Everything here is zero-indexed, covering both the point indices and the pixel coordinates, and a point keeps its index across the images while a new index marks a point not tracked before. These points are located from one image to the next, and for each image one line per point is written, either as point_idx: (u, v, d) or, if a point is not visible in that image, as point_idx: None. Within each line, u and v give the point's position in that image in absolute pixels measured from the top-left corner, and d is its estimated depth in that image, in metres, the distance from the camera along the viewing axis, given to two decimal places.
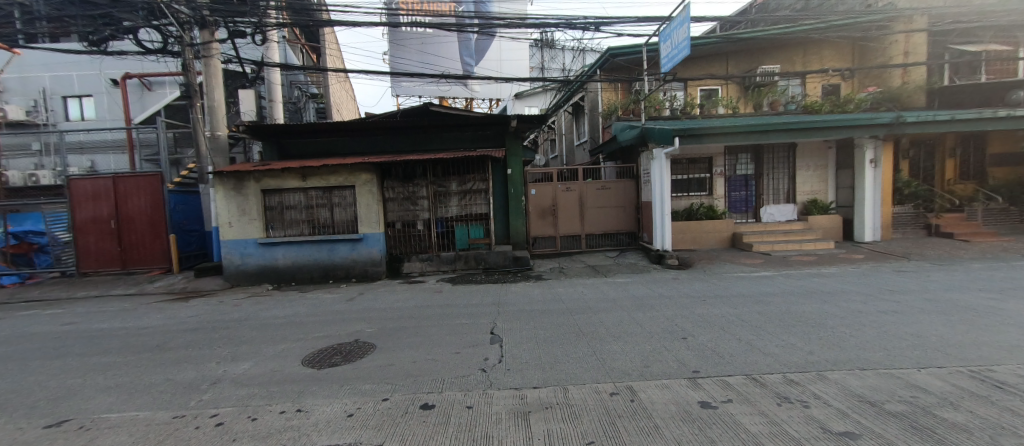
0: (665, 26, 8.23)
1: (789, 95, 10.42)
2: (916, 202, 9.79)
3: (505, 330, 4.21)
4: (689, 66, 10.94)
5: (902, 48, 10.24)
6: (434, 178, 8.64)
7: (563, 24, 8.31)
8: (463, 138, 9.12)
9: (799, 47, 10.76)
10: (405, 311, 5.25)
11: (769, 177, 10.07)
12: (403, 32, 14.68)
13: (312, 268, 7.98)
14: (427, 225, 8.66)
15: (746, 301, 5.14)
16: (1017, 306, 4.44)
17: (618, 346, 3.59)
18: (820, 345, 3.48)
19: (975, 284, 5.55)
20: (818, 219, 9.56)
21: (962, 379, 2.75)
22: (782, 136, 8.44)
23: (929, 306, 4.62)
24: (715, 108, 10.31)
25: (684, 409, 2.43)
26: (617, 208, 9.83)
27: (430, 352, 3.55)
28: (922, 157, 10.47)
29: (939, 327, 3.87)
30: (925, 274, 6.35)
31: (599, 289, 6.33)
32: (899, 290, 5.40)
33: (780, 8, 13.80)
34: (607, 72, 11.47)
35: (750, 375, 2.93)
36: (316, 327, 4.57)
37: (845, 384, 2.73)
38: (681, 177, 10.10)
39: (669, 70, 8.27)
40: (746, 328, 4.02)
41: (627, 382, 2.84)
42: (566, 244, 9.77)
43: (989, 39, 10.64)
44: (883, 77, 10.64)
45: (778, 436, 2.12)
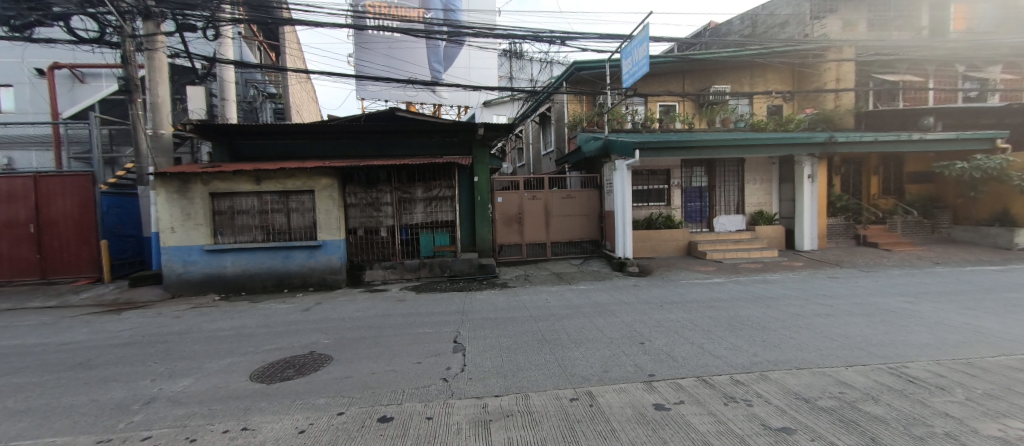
0: (626, 44, 8.65)
1: (739, 113, 11.20)
2: (847, 214, 10.80)
3: (469, 339, 4.18)
4: (650, 83, 11.51)
5: (834, 75, 11.32)
6: (399, 184, 8.48)
7: (530, 37, 8.51)
8: (430, 144, 9.05)
9: (747, 69, 11.61)
10: (365, 320, 5.09)
11: (721, 189, 10.73)
12: (369, 35, 14.43)
13: (265, 276, 7.55)
14: (391, 232, 8.46)
15: (699, 307, 5.42)
16: (927, 308, 5.00)
17: (580, 353, 3.67)
18: (763, 347, 3.73)
19: (894, 289, 6.19)
20: (764, 229, 10.28)
21: (882, 375, 3.05)
22: (733, 151, 9.04)
23: (856, 309, 5.10)
24: (673, 123, 10.91)
25: (640, 411, 2.53)
26: (582, 216, 10.08)
27: (390, 362, 3.46)
28: (851, 174, 11.61)
29: (864, 328, 4.28)
30: (854, 280, 7.01)
31: (562, 295, 6.45)
32: (832, 295, 5.90)
33: (730, 33, 14.88)
34: (572, 85, 11.83)
35: (701, 377, 3.09)
36: (267, 340, 4.32)
37: (784, 382, 2.94)
38: (641, 187, 10.55)
39: (630, 85, 8.67)
40: (699, 333, 4.24)
41: (587, 387, 2.92)
42: (531, 252, 9.88)
43: (906, 70, 11.98)
44: (819, 100, 11.69)
45: (725, 435, 2.24)
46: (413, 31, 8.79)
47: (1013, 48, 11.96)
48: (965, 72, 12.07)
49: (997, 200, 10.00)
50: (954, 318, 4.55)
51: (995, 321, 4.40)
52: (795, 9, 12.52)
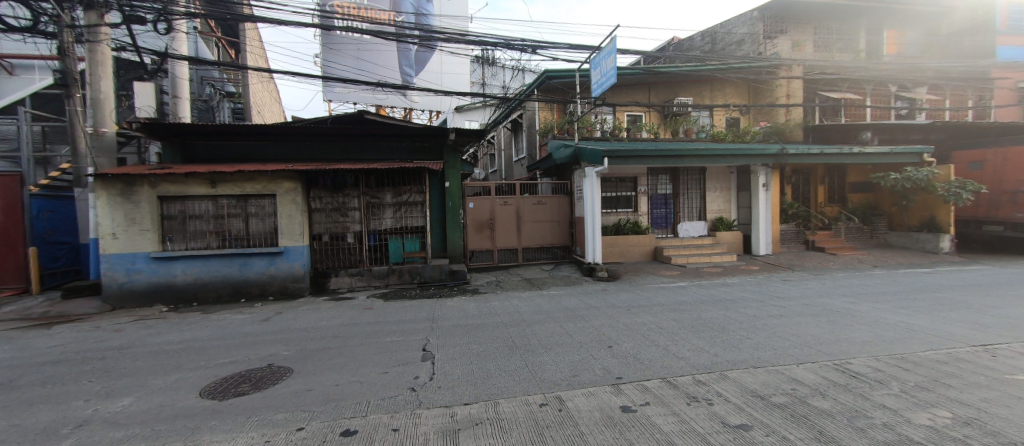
0: (595, 55, 8.90)
1: (700, 125, 11.78)
2: (798, 221, 11.56)
3: (438, 346, 4.11)
4: (618, 93, 11.89)
5: (785, 90, 12.12)
6: (367, 189, 8.26)
7: (501, 44, 8.58)
8: (400, 148, 8.90)
9: (707, 82, 12.24)
10: (329, 330, 4.90)
11: (685, 196, 11.20)
12: (337, 36, 14.06)
13: (220, 285, 7.11)
14: (358, 238, 8.22)
15: (664, 310, 5.59)
16: (867, 307, 5.41)
17: (550, 358, 3.69)
18: (724, 347, 3.90)
19: (839, 290, 6.65)
20: (724, 235, 10.79)
21: (828, 371, 3.26)
22: (696, 160, 9.46)
23: (806, 310, 5.43)
24: (640, 133, 11.31)
25: (608, 414, 2.57)
26: (553, 222, 10.19)
27: (355, 373, 3.34)
28: (801, 183, 12.46)
29: (813, 327, 4.57)
30: (804, 282, 7.48)
31: (533, 301, 6.47)
32: (785, 297, 6.27)
33: (691, 48, 15.66)
34: (544, 93, 12.02)
35: (666, 378, 3.19)
36: (221, 353, 4.06)
37: (742, 381, 3.09)
38: (610, 194, 10.82)
39: (598, 95, 8.91)
40: (664, 335, 4.38)
41: (556, 392, 2.94)
42: (503, 257, 9.87)
43: (847, 88, 13.02)
44: (771, 114, 12.48)
45: (688, 434, 2.32)
46: (383, 33, 8.64)
47: (936, 71, 13.30)
48: (897, 91, 13.30)
49: (926, 209, 11.02)
50: (890, 316, 4.95)
51: (924, 318, 4.84)
52: (750, 29, 13.37)
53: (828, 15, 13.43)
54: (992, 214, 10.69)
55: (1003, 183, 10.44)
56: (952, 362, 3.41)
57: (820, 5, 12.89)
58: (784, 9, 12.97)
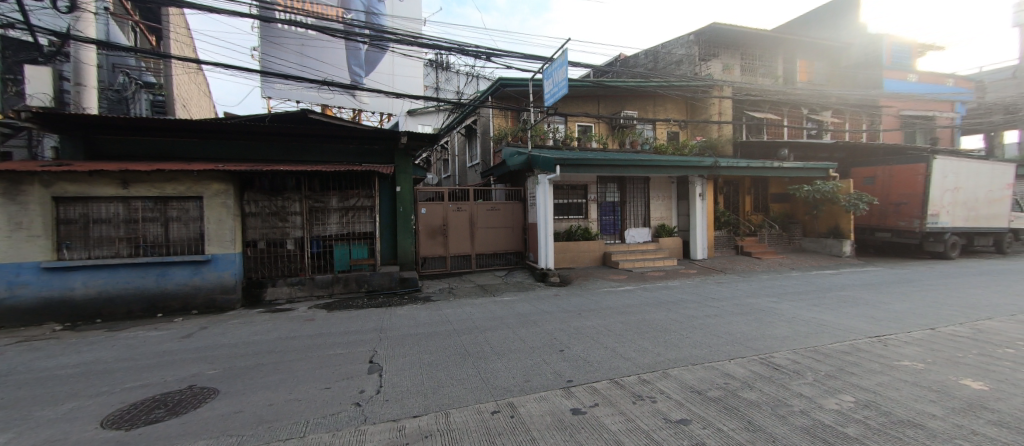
0: (547, 65, 9.14)
1: (644, 137, 12.48)
2: (729, 228, 12.62)
3: (386, 357, 3.93)
4: (569, 103, 12.29)
5: (717, 109, 13.23)
6: (309, 193, 7.78)
7: (455, 49, 8.53)
8: (348, 150, 8.47)
9: (651, 98, 13.03)
10: (263, 345, 4.50)
11: (631, 204, 11.78)
12: (279, 29, 13.19)
13: (131, 299, 6.29)
14: (299, 245, 7.69)
15: (613, 313, 5.82)
16: (787, 306, 6.02)
17: (502, 364, 3.68)
18: (665, 347, 4.12)
19: (764, 291, 7.33)
20: (666, 241, 11.48)
21: (755, 365, 3.57)
22: (640, 171, 10.04)
23: (737, 309, 5.92)
24: (590, 142, 11.77)
25: (559, 418, 2.61)
26: (506, 228, 10.23)
27: (292, 391, 3.09)
28: (731, 193, 13.64)
29: (743, 325, 4.97)
30: (735, 284, 8.16)
31: (486, 307, 6.45)
32: (718, 298, 6.79)
33: (636, 65, 16.63)
34: (498, 100, 12.11)
35: (614, 379, 3.29)
36: (130, 376, 3.57)
37: (682, 378, 3.27)
38: (562, 201, 11.11)
39: (550, 104, 9.15)
40: (612, 337, 4.54)
41: (509, 398, 2.92)
42: (455, 264, 9.74)
43: (769, 109, 14.48)
44: (706, 129, 13.54)
45: (634, 432, 2.41)
46: (329, 30, 8.23)
47: (838, 98, 15.26)
48: (809, 114, 15.04)
49: (832, 218, 12.52)
50: (805, 313, 5.54)
51: (831, 314, 5.47)
52: (687, 51, 14.48)
53: (752, 43, 14.92)
54: (882, 222, 12.42)
55: (891, 196, 12.16)
56: (854, 352, 3.88)
57: (745, 34, 14.30)
58: (715, 35, 14.23)
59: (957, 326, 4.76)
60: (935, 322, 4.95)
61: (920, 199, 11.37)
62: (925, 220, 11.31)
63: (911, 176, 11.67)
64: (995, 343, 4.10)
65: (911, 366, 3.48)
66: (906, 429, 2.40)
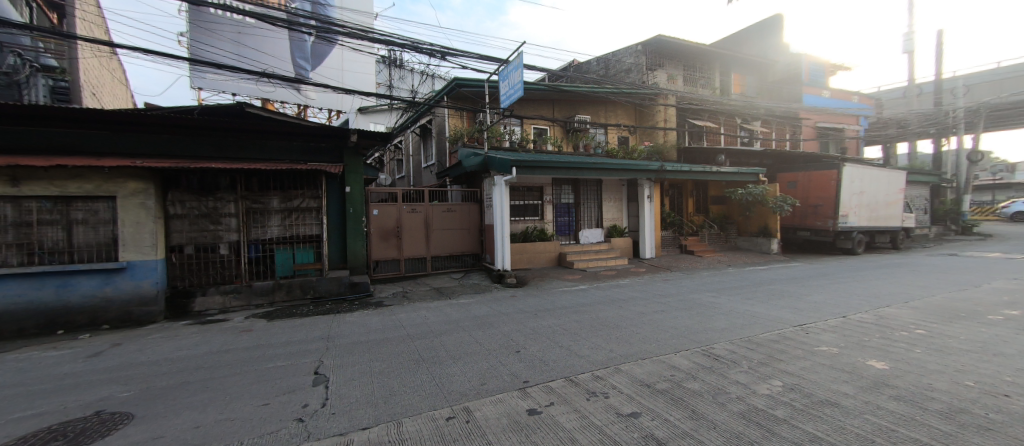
0: (503, 67, 9.17)
1: (597, 141, 12.90)
2: (674, 228, 13.41)
3: (334, 367, 3.72)
4: (525, 106, 12.42)
5: (662, 116, 14.08)
6: (246, 193, 7.19)
7: (409, 46, 8.30)
8: (292, 148, 7.92)
9: (602, 104, 13.52)
10: (192, 360, 4.08)
11: (585, 206, 12.13)
12: (212, 14, 12.12)
13: (23, 315, 5.43)
14: (234, 249, 7.08)
15: (568, 312, 5.95)
16: (724, 300, 6.51)
17: (458, 368, 3.61)
18: (616, 343, 4.27)
19: (706, 287, 7.86)
20: (618, 241, 11.94)
21: (698, 356, 3.79)
22: (594, 173, 10.23)
23: (682, 304, 6.30)
24: (545, 145, 11.96)
25: (514, 419, 2.60)
26: (462, 230, 10.11)
27: (224, 410, 2.82)
28: (675, 195, 14.51)
29: (687, 319, 5.28)
30: (680, 281, 8.68)
31: (442, 310, 6.32)
32: (665, 294, 7.18)
33: (589, 71, 17.20)
34: (453, 100, 11.97)
35: (569, 377, 3.35)
36: (20, 404, 3.07)
37: (633, 373, 3.40)
38: (519, 202, 11.20)
39: (507, 106, 9.18)
40: (567, 336, 4.62)
41: (465, 403, 2.87)
42: (410, 267, 9.46)
43: (709, 117, 15.60)
44: (654, 135, 14.27)
45: (588, 429, 2.46)
46: (270, 18, 7.66)
47: (766, 110, 16.79)
48: (742, 123, 16.40)
49: (762, 219, 13.72)
50: (740, 306, 6.01)
51: (763, 306, 5.97)
52: (636, 60, 15.18)
53: (692, 56, 16.00)
54: (803, 222, 13.80)
55: (810, 199, 13.55)
56: (781, 340, 4.25)
57: (687, 47, 15.30)
58: (660, 47, 15.11)
59: (864, 313, 5.40)
60: (847, 310, 5.59)
61: (833, 202, 12.81)
62: (837, 221, 12.76)
63: (826, 181, 13.08)
64: (893, 327, 4.70)
65: (828, 351, 3.88)
66: (825, 408, 2.66)
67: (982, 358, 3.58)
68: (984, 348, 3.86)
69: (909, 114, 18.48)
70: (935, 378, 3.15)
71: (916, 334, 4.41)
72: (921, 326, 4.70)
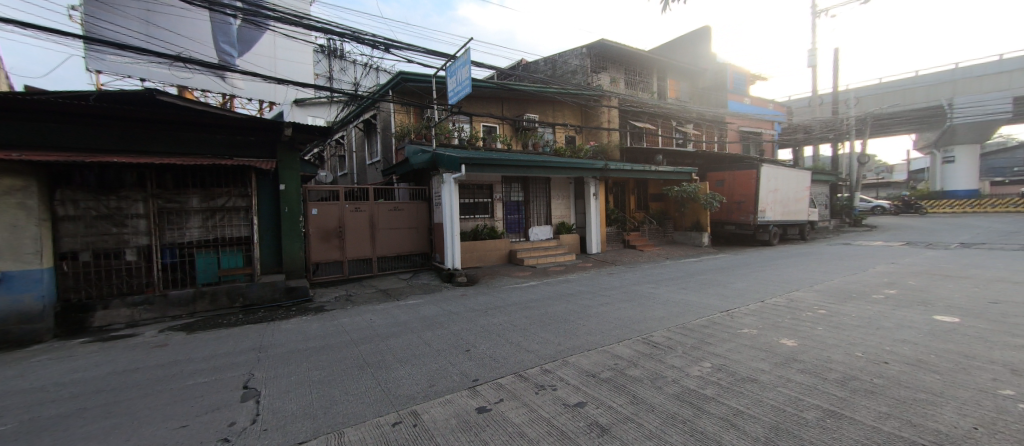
0: (451, 63, 9.01)
1: (545, 140, 13.17)
2: (618, 224, 14.11)
3: (267, 380, 3.43)
4: (473, 103, 12.34)
5: (606, 117, 14.71)
6: (159, 191, 6.41)
7: (349, 36, 7.86)
8: (214, 141, 7.16)
9: (550, 103, 13.83)
10: (92, 383, 3.55)
11: (534, 203, 12.32)
12: None
13: None
14: (144, 255, 6.27)
15: (518, 308, 6.02)
16: (662, 290, 6.98)
17: (405, 371, 3.50)
18: (564, 337, 4.39)
19: (647, 279, 8.36)
20: (566, 237, 12.28)
21: (639, 344, 4.02)
22: (542, 171, 10.42)
23: (625, 296, 6.66)
24: (494, 143, 11.98)
25: (463, 419, 2.58)
26: (410, 229, 9.81)
27: (130, 437, 2.49)
28: (618, 193, 15.25)
29: (629, 310, 5.58)
30: (623, 274, 9.15)
31: (389, 313, 6.10)
32: (610, 287, 7.53)
33: (536, 71, 17.48)
34: (399, 95, 11.57)
35: (518, 372, 3.39)
36: None
37: (579, 364, 3.53)
38: (468, 201, 11.11)
39: (455, 103, 9.04)
40: (517, 332, 4.68)
41: (412, 406, 2.79)
42: (354, 269, 9.01)
43: (648, 119, 16.56)
44: (598, 135, 14.87)
45: (537, 423, 2.49)
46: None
47: (697, 114, 18.18)
48: (677, 125, 17.63)
49: (695, 214, 14.83)
50: (676, 295, 6.47)
51: (695, 295, 6.47)
52: (581, 62, 15.64)
53: (633, 60, 16.87)
54: (729, 217, 15.15)
55: (735, 196, 14.92)
56: (711, 325, 4.63)
57: (627, 52, 16.10)
58: (603, 50, 15.73)
59: (778, 297, 6.08)
60: (764, 295, 6.25)
61: (753, 199, 14.25)
62: (757, 215, 14.20)
63: (747, 180, 14.47)
64: (801, 309, 5.33)
65: (749, 332, 4.31)
66: (746, 384, 2.95)
67: (869, 332, 4.19)
68: (870, 323, 4.52)
69: (813, 121, 20.99)
70: (833, 351, 3.62)
71: (819, 313, 5.05)
72: (823, 307, 5.37)
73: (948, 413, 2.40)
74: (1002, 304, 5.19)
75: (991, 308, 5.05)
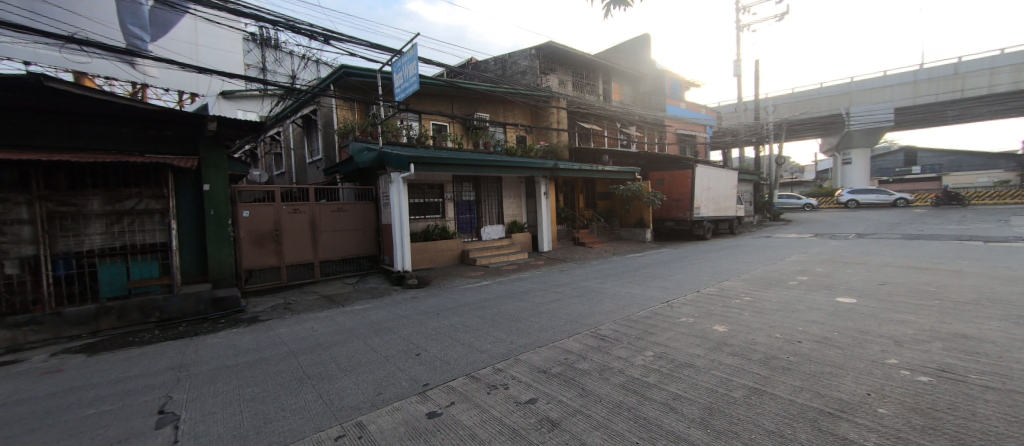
0: (397, 58, 8.70)
1: (496, 139, 13.20)
2: (568, 222, 14.55)
3: (189, 402, 3.09)
4: (422, 101, 12.03)
5: (555, 118, 15.08)
6: (49, 192, 5.53)
7: (283, 24, 7.29)
8: (119, 135, 6.28)
9: (500, 103, 13.88)
10: None
11: (486, 202, 12.28)
12: None
13: None
14: (29, 268, 5.37)
15: (471, 308, 5.97)
16: (609, 285, 7.29)
17: (350, 381, 3.32)
18: (517, 335, 4.43)
19: (595, 274, 8.68)
20: (518, 236, 12.39)
21: (589, 338, 4.14)
22: (493, 171, 10.39)
23: (575, 292, 6.86)
24: (445, 141, 11.78)
25: (412, 426, 2.49)
26: (356, 231, 9.33)
27: None
28: (568, 191, 15.68)
29: (579, 305, 5.76)
30: (573, 271, 9.42)
31: (333, 319, 5.77)
32: (561, 284, 7.73)
33: (486, 70, 17.46)
34: (341, 90, 10.96)
35: (470, 373, 3.35)
36: None
37: (531, 361, 3.56)
38: (418, 201, 10.82)
39: (402, 100, 8.75)
40: (470, 333, 4.62)
41: (357, 418, 2.66)
42: (293, 275, 8.40)
43: (595, 121, 17.19)
44: (548, 135, 15.19)
45: (490, 424, 2.46)
46: None
47: (640, 117, 19.18)
48: (621, 127, 18.52)
49: (638, 212, 15.63)
50: (622, 289, 6.78)
51: (639, 288, 6.83)
52: (530, 63, 15.85)
53: (579, 64, 17.42)
54: (669, 214, 16.18)
55: (674, 194, 15.97)
56: (653, 316, 4.91)
57: (574, 55, 16.58)
58: (551, 52, 16.06)
59: (711, 287, 6.60)
60: (699, 286, 6.76)
61: (689, 197, 15.35)
62: (693, 212, 15.32)
63: (684, 180, 15.54)
64: (730, 297, 5.81)
65: (687, 321, 4.62)
66: (685, 369, 3.16)
67: (785, 314, 4.69)
68: (786, 307, 5.06)
69: (739, 126, 23.04)
70: (757, 334, 3.99)
71: (746, 300, 5.55)
72: (748, 294, 5.92)
73: (848, 383, 2.75)
74: (887, 286, 6.06)
75: (880, 289, 5.86)
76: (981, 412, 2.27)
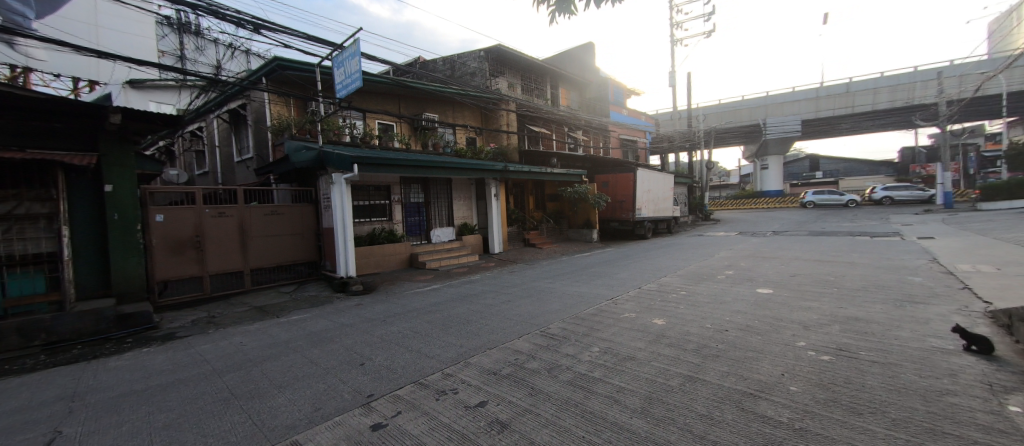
0: (338, 53, 8.27)
1: (446, 140, 13.01)
2: (518, 224, 14.73)
3: (85, 436, 2.67)
4: (366, 98, 11.53)
5: (505, 120, 15.18)
6: None
7: (205, 9, 6.61)
8: None
9: (449, 104, 13.72)
10: None
11: (435, 205, 12.04)
12: None
13: None
14: None
15: (419, 313, 5.81)
16: (558, 284, 7.49)
17: (285, 397, 3.08)
18: (467, 338, 4.39)
19: (545, 274, 8.87)
20: (468, 238, 12.29)
21: (538, 337, 4.21)
22: (443, 172, 10.20)
23: (525, 292, 6.95)
24: (391, 141, 11.38)
25: (355, 440, 2.36)
26: (292, 236, 8.69)
27: None
28: (518, 193, 15.86)
29: (529, 306, 5.84)
30: (524, 271, 9.54)
31: (266, 332, 5.32)
32: (511, 285, 7.78)
33: (435, 70, 17.17)
34: (276, 84, 10.19)
35: (418, 380, 3.26)
36: None
37: (481, 364, 3.53)
38: (363, 203, 10.34)
39: (343, 97, 8.33)
40: (418, 339, 4.49)
41: (293, 436, 2.47)
42: (218, 285, 7.61)
43: (544, 124, 17.59)
44: (498, 138, 15.28)
45: (439, 431, 2.40)
46: None
47: (586, 121, 19.94)
48: (568, 131, 19.12)
49: (586, 213, 16.21)
50: (570, 288, 7.00)
51: (586, 287, 7.08)
52: (479, 65, 15.85)
53: (528, 68, 17.74)
54: (614, 215, 16.96)
55: (617, 196, 16.78)
56: (599, 313, 5.11)
57: (523, 59, 16.86)
58: (500, 55, 16.19)
59: (651, 283, 7.03)
60: (640, 283, 7.16)
61: (632, 198, 16.24)
62: (635, 213, 16.21)
63: (626, 182, 16.40)
64: (668, 291, 6.22)
65: (630, 316, 4.87)
66: (627, 362, 3.32)
67: (714, 306, 5.12)
68: (715, 299, 5.52)
69: (674, 133, 24.82)
70: (691, 325, 4.30)
71: (681, 294, 5.98)
72: (683, 289, 6.38)
73: (767, 365, 3.05)
74: (796, 277, 6.85)
75: (791, 280, 6.62)
76: (869, 383, 2.63)
